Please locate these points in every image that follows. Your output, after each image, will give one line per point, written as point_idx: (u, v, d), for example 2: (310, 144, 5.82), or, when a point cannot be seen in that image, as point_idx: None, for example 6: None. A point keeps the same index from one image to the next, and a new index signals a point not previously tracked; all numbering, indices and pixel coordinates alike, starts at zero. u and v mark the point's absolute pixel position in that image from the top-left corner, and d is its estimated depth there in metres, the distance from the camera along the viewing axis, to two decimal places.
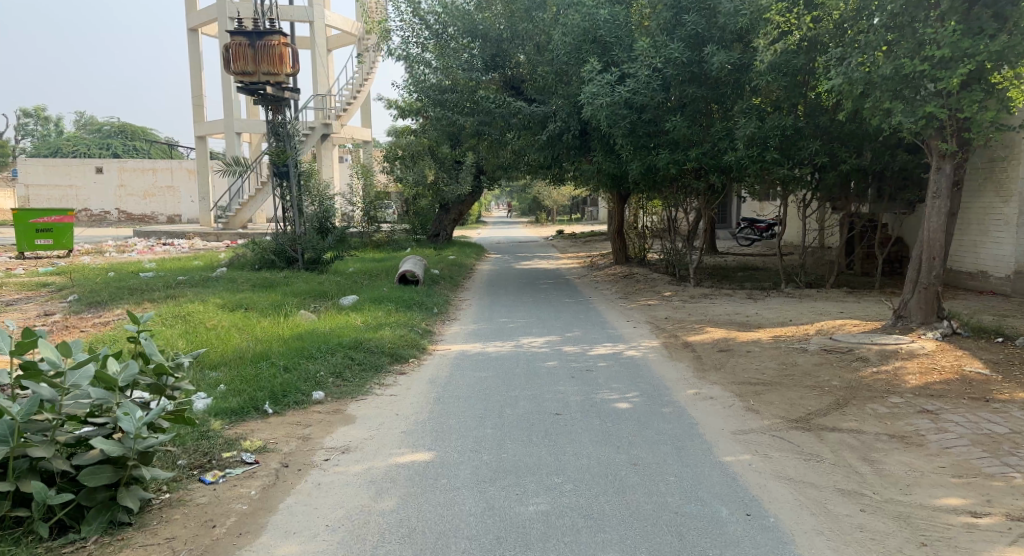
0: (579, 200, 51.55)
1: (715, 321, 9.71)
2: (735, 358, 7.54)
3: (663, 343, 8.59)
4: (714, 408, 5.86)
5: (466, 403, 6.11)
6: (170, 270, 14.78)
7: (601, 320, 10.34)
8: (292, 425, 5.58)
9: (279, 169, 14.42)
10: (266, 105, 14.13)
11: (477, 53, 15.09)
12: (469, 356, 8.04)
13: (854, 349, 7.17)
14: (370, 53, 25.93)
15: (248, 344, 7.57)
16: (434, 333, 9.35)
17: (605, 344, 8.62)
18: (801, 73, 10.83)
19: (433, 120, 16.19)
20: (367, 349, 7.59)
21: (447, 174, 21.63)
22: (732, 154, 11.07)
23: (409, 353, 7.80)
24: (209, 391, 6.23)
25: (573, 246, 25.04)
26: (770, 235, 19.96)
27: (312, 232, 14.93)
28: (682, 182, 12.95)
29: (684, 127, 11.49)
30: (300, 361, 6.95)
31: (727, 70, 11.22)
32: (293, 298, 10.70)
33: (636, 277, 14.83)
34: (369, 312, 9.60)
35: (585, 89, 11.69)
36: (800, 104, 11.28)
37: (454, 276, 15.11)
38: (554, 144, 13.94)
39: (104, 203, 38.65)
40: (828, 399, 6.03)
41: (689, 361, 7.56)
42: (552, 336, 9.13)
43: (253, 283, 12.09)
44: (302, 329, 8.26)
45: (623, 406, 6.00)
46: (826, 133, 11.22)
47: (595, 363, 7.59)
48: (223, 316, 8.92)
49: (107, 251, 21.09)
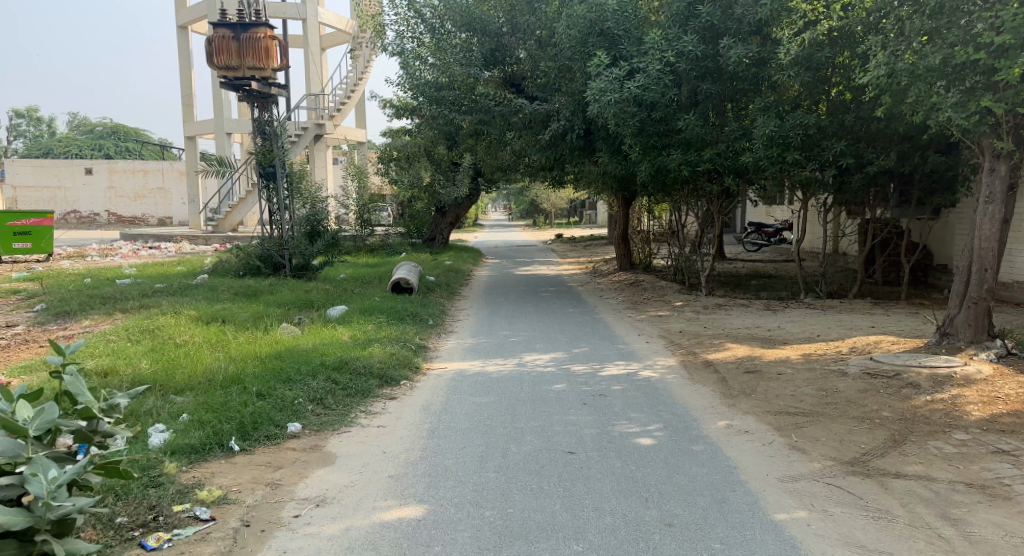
0: (578, 204, 51.16)
1: (736, 336, 8.92)
2: (766, 381, 6.75)
3: (681, 362, 7.78)
4: (752, 447, 5.08)
5: (465, 437, 5.31)
6: (149, 277, 13.92)
7: (610, 333, 9.55)
8: (261, 467, 4.76)
9: (266, 170, 13.60)
10: (252, 101, 13.33)
11: (475, 48, 14.29)
12: (468, 376, 7.23)
13: (901, 372, 6.38)
14: (365, 51, 25.16)
15: (219, 364, 6.77)
16: (429, 348, 8.52)
17: (617, 362, 7.81)
18: (825, 67, 10.09)
19: (429, 119, 15.39)
20: (352, 371, 6.74)
21: (444, 176, 20.77)
22: (749, 155, 10.34)
23: (401, 374, 6.97)
24: (170, 423, 5.44)
25: (573, 251, 24.27)
26: (778, 240, 19.26)
27: (300, 237, 14.08)
28: (693, 185, 12.16)
29: (697, 127, 10.74)
30: (275, 385, 6.12)
31: (745, 65, 10.46)
32: (276, 309, 9.86)
33: (644, 285, 14.04)
34: (357, 325, 8.76)
35: (591, 85, 10.96)
36: (822, 102, 10.55)
37: (451, 284, 14.32)
38: (557, 144, 13.31)
39: (93, 204, 37.73)
40: (883, 435, 5.24)
41: (714, 386, 6.76)
42: (558, 353, 8.31)
43: (236, 292, 11.26)
44: (282, 346, 7.43)
45: (646, 442, 5.20)
46: (851, 132, 10.46)
47: (607, 386, 6.79)
48: (196, 330, 8.07)
49: (88, 255, 20.21)
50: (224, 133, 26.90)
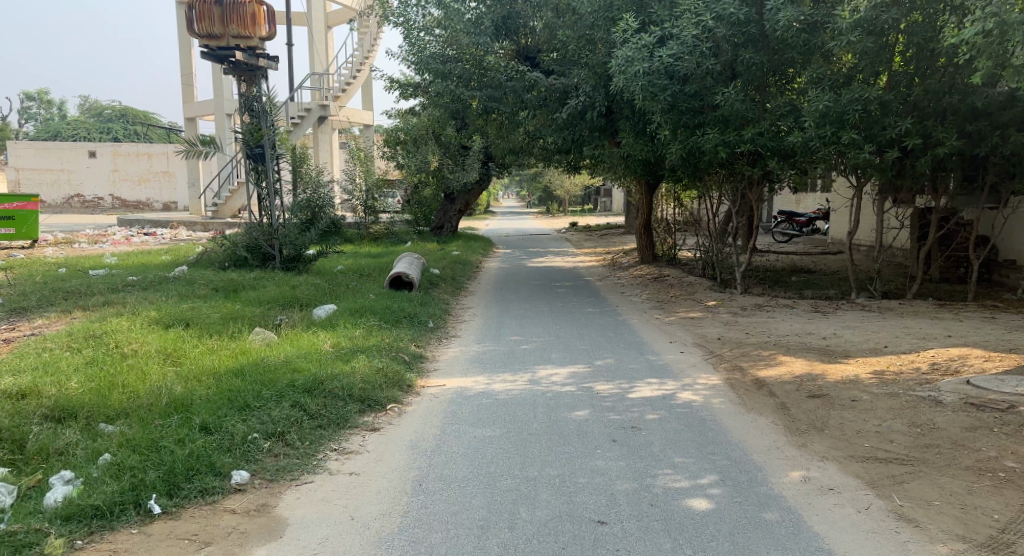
0: (591, 191, 50.16)
1: (786, 347, 7.58)
2: (839, 411, 5.47)
3: (726, 380, 6.49)
4: (844, 517, 3.84)
5: (461, 492, 4.08)
6: (126, 268, 12.70)
7: (637, 340, 8.27)
8: (184, 542, 3.55)
9: (253, 151, 12.34)
10: (237, 75, 12.06)
11: (486, 16, 12.99)
12: (470, 398, 5.96)
13: (1016, 405, 5.09)
14: (371, 28, 23.93)
15: (166, 382, 5.52)
16: (425, 359, 7.26)
17: (649, 380, 6.54)
18: (888, 31, 8.81)
19: (433, 95, 14.11)
20: (326, 395, 5.46)
21: (453, 160, 19.46)
22: (797, 135, 9.04)
23: (387, 396, 5.70)
24: (84, 466, 4.20)
25: (589, 241, 22.95)
26: (811, 231, 17.97)
27: (291, 226, 12.77)
28: (729, 169, 10.82)
29: (737, 102, 9.44)
30: (227, 415, 4.87)
31: (794, 30, 9.17)
32: (254, 308, 8.59)
33: (670, 280, 12.76)
34: (343, 330, 7.51)
35: (617, 55, 9.85)
36: (884, 73, 9.23)
37: (457, 277, 13.11)
38: (576, 124, 11.98)
39: (97, 188, 36.69)
40: (1018, 498, 3.98)
41: (774, 416, 5.46)
42: (577, 365, 7.05)
43: (215, 286, 10.03)
44: (247, 359, 6.17)
45: (700, 506, 3.94)
46: (916, 108, 9.11)
47: (640, 415, 5.49)
48: (151, 335, 6.83)
49: (76, 242, 18.95)
50: (224, 115, 25.68)
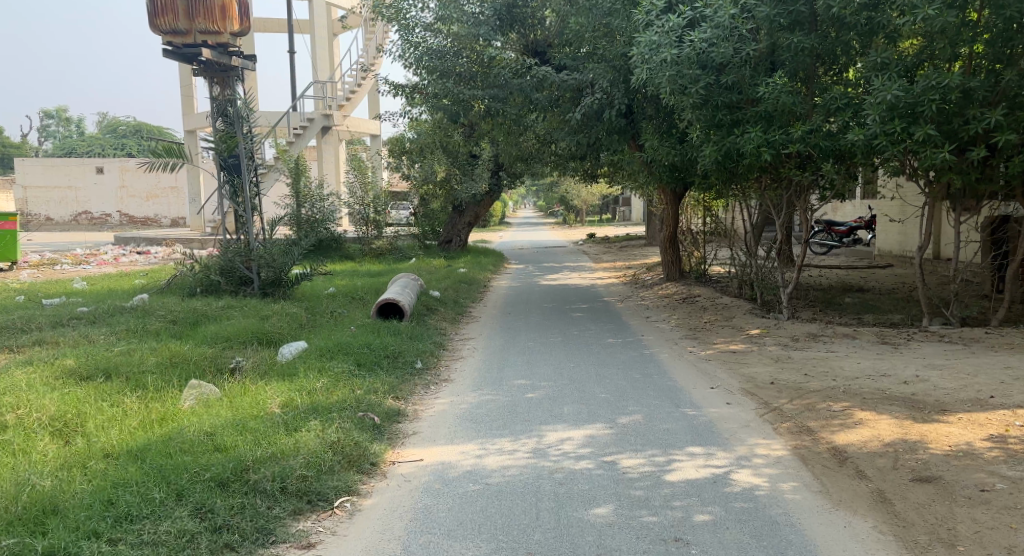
0: (610, 202, 48.75)
1: (864, 397, 5.95)
2: (966, 508, 3.90)
3: (794, 450, 4.90)
4: None
5: None
6: (88, 295, 11.29)
7: (671, 385, 6.66)
8: None
9: (227, 160, 10.89)
10: (209, 76, 10.68)
11: (489, 6, 11.53)
12: (451, 483, 4.42)
13: None
14: (375, 34, 22.58)
15: (35, 471, 4.06)
16: (404, 417, 5.71)
17: (692, 449, 4.96)
18: (970, 4, 7.22)
19: (429, 98, 12.59)
20: (248, 490, 3.97)
21: (461, 170, 17.93)
22: (858, 132, 7.45)
23: (337, 486, 4.19)
24: None
25: (610, 254, 21.32)
26: (854, 241, 16.26)
27: (271, 244, 11.30)
28: (771, 173, 9.22)
29: (784, 94, 7.85)
30: (92, 535, 3.41)
31: (854, 6, 7.61)
32: (205, 348, 7.09)
33: (702, 301, 11.12)
34: (302, 382, 5.98)
35: (640, 41, 8.41)
36: (962, 57, 7.62)
37: (460, 300, 11.58)
38: (591, 125, 10.50)
39: (104, 205, 35.66)
40: None
41: (875, 515, 3.90)
42: (597, 426, 5.47)
43: (173, 318, 8.60)
44: (160, 431, 4.69)
45: None
46: (1004, 96, 7.47)
47: (686, 514, 3.94)
48: (52, 393, 5.34)
49: (58, 263, 17.61)
50: None
